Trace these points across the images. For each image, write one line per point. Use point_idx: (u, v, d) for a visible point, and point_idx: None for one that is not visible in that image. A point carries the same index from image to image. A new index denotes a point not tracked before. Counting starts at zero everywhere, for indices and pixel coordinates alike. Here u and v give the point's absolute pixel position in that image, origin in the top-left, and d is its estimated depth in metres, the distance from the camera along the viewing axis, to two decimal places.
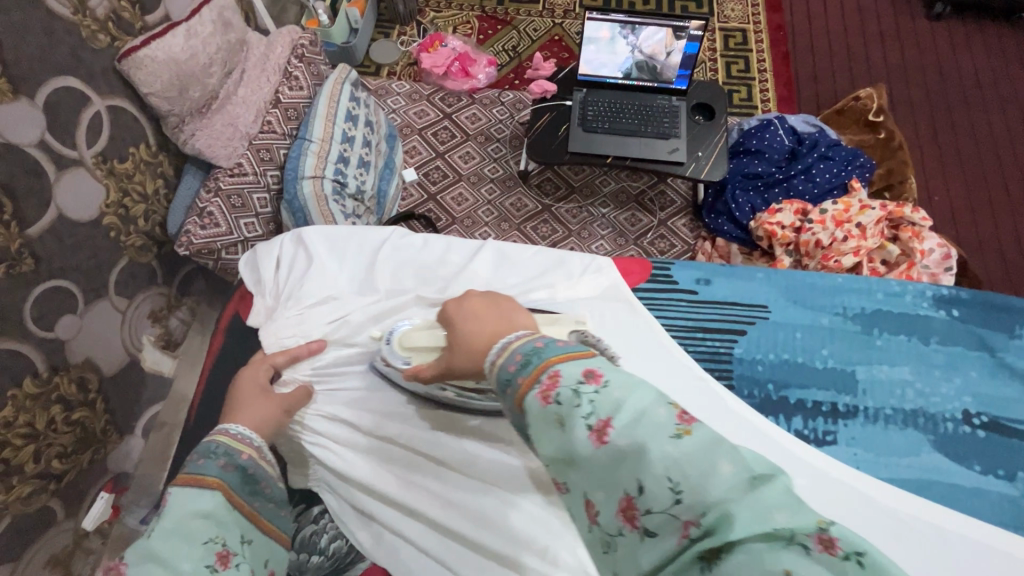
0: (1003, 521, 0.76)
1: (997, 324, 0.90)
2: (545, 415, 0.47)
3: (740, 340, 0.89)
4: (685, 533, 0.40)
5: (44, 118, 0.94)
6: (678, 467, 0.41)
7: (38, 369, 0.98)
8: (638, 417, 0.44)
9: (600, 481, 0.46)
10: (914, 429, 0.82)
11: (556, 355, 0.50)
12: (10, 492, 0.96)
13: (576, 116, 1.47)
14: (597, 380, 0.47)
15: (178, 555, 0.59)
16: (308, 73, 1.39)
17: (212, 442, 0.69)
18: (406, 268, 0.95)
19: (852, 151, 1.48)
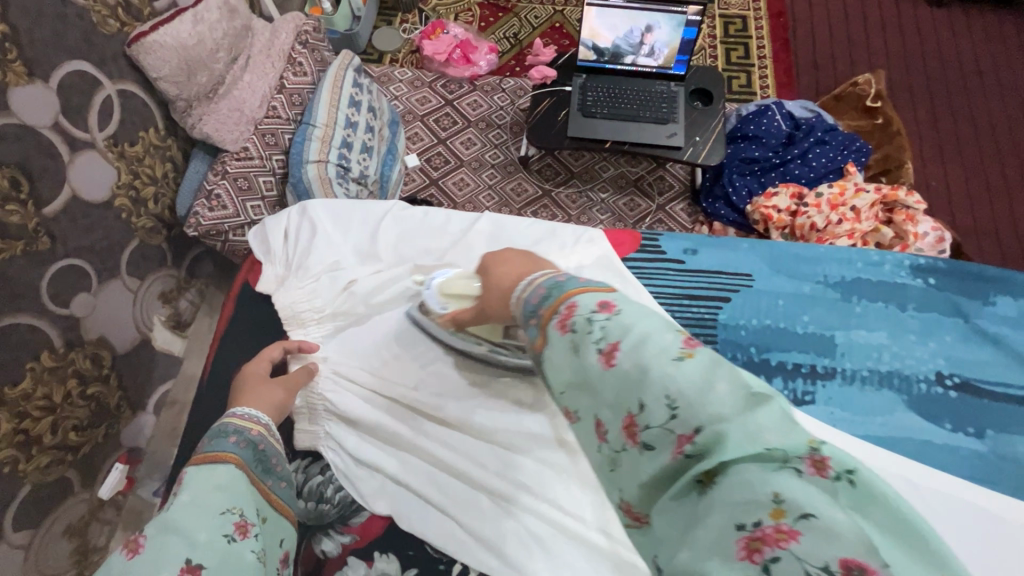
0: (972, 475, 0.80)
1: (972, 292, 0.93)
2: (562, 341, 0.55)
3: (725, 306, 0.92)
4: (680, 449, 0.45)
5: (58, 101, 0.97)
6: (676, 388, 0.46)
7: (55, 345, 1.02)
8: (642, 341, 0.50)
9: (607, 399, 0.51)
10: (889, 389, 0.86)
11: (576, 290, 0.58)
12: (30, 461, 1.01)
13: (575, 101, 1.48)
14: (608, 311, 0.54)
15: (195, 524, 0.62)
16: (311, 59, 1.41)
17: (223, 423, 0.72)
18: (407, 240, 0.99)
19: (848, 136, 1.50)
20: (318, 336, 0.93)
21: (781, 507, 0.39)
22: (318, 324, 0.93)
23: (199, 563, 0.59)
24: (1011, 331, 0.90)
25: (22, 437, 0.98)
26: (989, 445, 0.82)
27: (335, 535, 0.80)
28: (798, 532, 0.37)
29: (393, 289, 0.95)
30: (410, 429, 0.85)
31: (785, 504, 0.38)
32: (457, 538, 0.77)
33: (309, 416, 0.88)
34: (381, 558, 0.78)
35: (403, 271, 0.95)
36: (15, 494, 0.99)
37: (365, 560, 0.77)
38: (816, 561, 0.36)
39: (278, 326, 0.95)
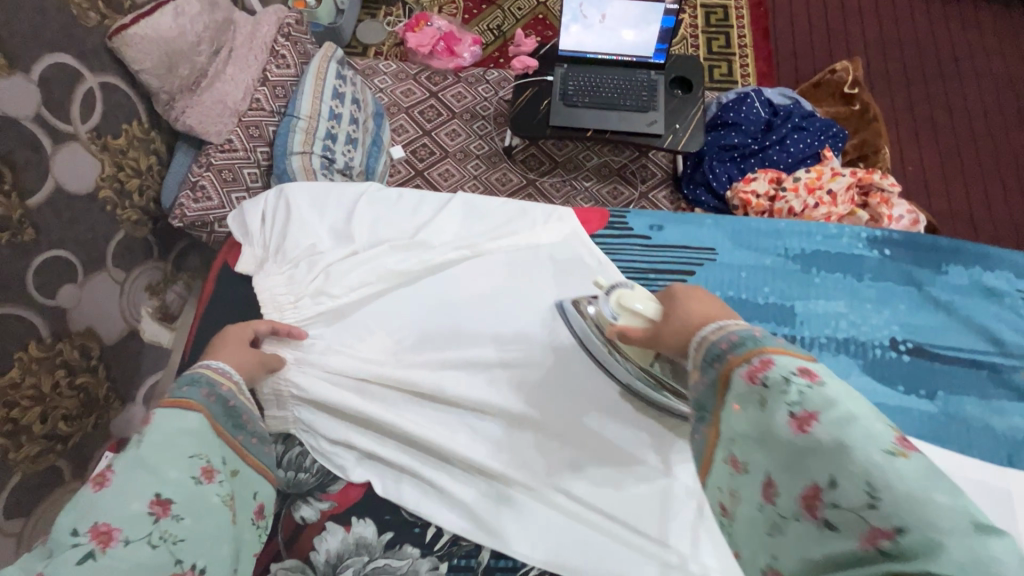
0: (923, 434, 0.84)
1: (926, 261, 0.96)
2: (748, 392, 0.49)
3: (690, 279, 0.95)
4: (872, 541, 0.39)
5: (40, 94, 0.98)
6: (880, 476, 0.40)
7: (42, 335, 1.03)
8: (848, 419, 0.43)
9: (785, 462, 0.46)
10: (845, 355, 0.89)
11: (774, 345, 0.51)
12: (19, 450, 1.02)
13: (557, 91, 1.50)
14: (811, 377, 0.47)
15: (166, 463, 0.66)
16: (294, 52, 1.42)
17: (198, 372, 0.75)
18: (383, 220, 1.01)
19: (824, 122, 1.54)
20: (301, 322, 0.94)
21: None
22: (297, 309, 0.91)
23: (168, 498, 0.64)
24: (961, 298, 0.93)
25: (11, 426, 0.99)
26: (939, 404, 0.86)
27: (314, 502, 0.83)
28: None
29: (366, 269, 0.94)
30: (380, 407, 0.86)
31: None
32: (429, 505, 0.82)
33: (279, 401, 0.87)
34: (358, 522, 0.81)
35: (380, 253, 0.96)
36: (6, 483, 1.00)
37: (343, 525, 0.81)
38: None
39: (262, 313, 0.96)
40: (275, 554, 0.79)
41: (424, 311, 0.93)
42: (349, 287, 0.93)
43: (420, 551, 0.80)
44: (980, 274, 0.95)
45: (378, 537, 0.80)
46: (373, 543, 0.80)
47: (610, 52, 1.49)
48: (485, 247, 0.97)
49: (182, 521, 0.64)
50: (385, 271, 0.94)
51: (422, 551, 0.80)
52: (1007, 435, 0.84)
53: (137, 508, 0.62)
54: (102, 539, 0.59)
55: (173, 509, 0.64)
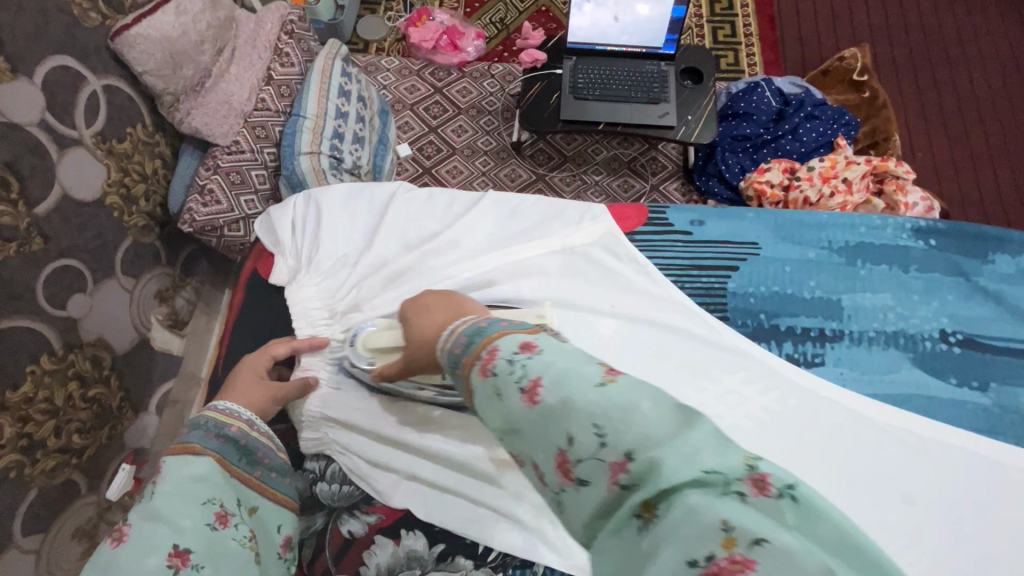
0: (977, 426, 0.83)
1: (970, 251, 0.95)
2: (485, 387, 0.50)
3: (734, 275, 0.93)
4: (614, 479, 0.42)
5: (43, 97, 0.95)
6: (603, 415, 0.43)
7: (54, 347, 1.01)
8: (563, 374, 0.47)
9: (538, 441, 0.47)
10: (895, 348, 0.88)
11: (497, 331, 0.54)
12: (35, 465, 0.99)
13: (567, 84, 1.48)
14: (530, 350, 0.50)
15: (178, 512, 0.63)
16: (298, 49, 1.39)
17: (201, 416, 0.72)
18: (414, 222, 0.99)
19: (837, 110, 1.52)
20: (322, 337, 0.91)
21: (732, 535, 0.36)
22: (325, 319, 0.91)
23: (186, 547, 0.61)
24: (1010, 287, 0.92)
25: (26, 441, 0.96)
26: (993, 396, 0.85)
27: (360, 515, 0.81)
28: (753, 563, 0.35)
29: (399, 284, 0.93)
30: (416, 428, 0.85)
31: (735, 533, 0.36)
32: (483, 521, 0.79)
33: (309, 422, 0.85)
34: (408, 535, 0.79)
35: (413, 259, 0.94)
36: (22, 499, 0.97)
37: (392, 538, 0.78)
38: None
39: (282, 319, 0.94)
40: (324, 571, 0.78)
41: None
42: (377, 306, 0.90)
43: (473, 562, 0.76)
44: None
45: (429, 550, 0.77)
46: (424, 555, 0.77)
47: (620, 45, 1.47)
48: (520, 252, 0.95)
49: (201, 571, 0.61)
50: (413, 278, 0.92)
51: (474, 563, 0.76)
52: None
53: (156, 562, 0.59)
54: None
55: (193, 559, 0.61)
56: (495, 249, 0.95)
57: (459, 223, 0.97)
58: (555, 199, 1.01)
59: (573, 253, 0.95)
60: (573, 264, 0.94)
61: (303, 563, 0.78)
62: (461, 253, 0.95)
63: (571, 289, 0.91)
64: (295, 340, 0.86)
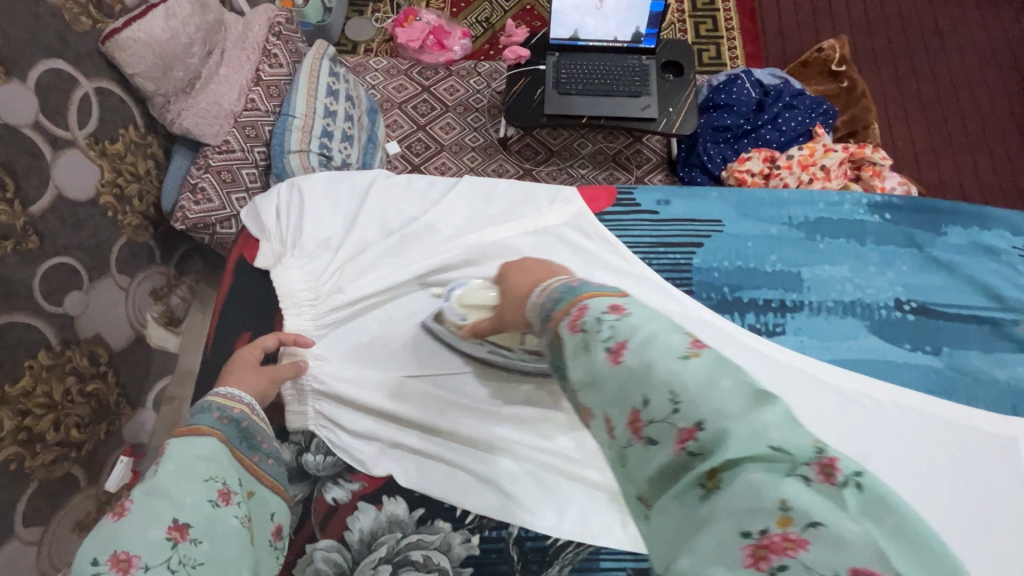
0: (930, 388, 0.87)
1: (926, 224, 0.98)
2: (573, 341, 0.51)
3: (698, 251, 0.96)
4: (682, 443, 0.44)
5: (37, 100, 0.98)
6: (679, 383, 0.45)
7: (51, 343, 1.03)
8: (648, 341, 0.48)
9: (611, 398, 0.48)
10: (852, 317, 0.92)
11: (588, 291, 0.54)
12: (35, 458, 1.02)
13: (550, 79, 1.51)
14: (619, 311, 0.50)
15: (179, 488, 0.65)
16: (286, 50, 1.42)
17: (207, 400, 0.74)
18: (394, 207, 1.02)
19: (814, 100, 1.56)
20: (309, 324, 0.93)
21: (788, 514, 0.37)
22: (315, 306, 0.94)
23: (186, 521, 0.63)
24: (961, 257, 0.96)
25: (25, 434, 0.99)
26: (945, 359, 0.90)
27: (343, 483, 0.84)
28: (807, 542, 0.37)
29: (381, 269, 0.97)
30: (398, 399, 0.88)
31: (792, 513, 0.37)
32: (462, 489, 0.83)
33: (300, 397, 0.88)
34: (389, 501, 0.83)
35: (393, 244, 0.98)
36: (23, 492, 1.00)
37: (374, 504, 0.83)
38: (826, 570, 0.36)
39: (270, 310, 0.96)
40: (309, 536, 0.81)
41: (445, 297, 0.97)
42: (362, 288, 0.95)
43: (451, 525, 0.81)
44: (979, 234, 0.98)
45: (409, 514, 0.82)
46: (405, 520, 0.81)
47: (600, 39, 1.50)
48: (496, 233, 0.98)
49: (199, 544, 0.63)
50: (395, 264, 0.97)
51: (453, 526, 0.81)
52: (1009, 385, 0.88)
53: (156, 535, 0.61)
54: (121, 566, 0.58)
55: (192, 533, 0.63)
56: (470, 232, 0.99)
57: (433, 209, 1.01)
58: (527, 183, 1.04)
59: (546, 234, 0.99)
60: (545, 244, 0.98)
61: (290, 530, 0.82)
62: (439, 239, 0.99)
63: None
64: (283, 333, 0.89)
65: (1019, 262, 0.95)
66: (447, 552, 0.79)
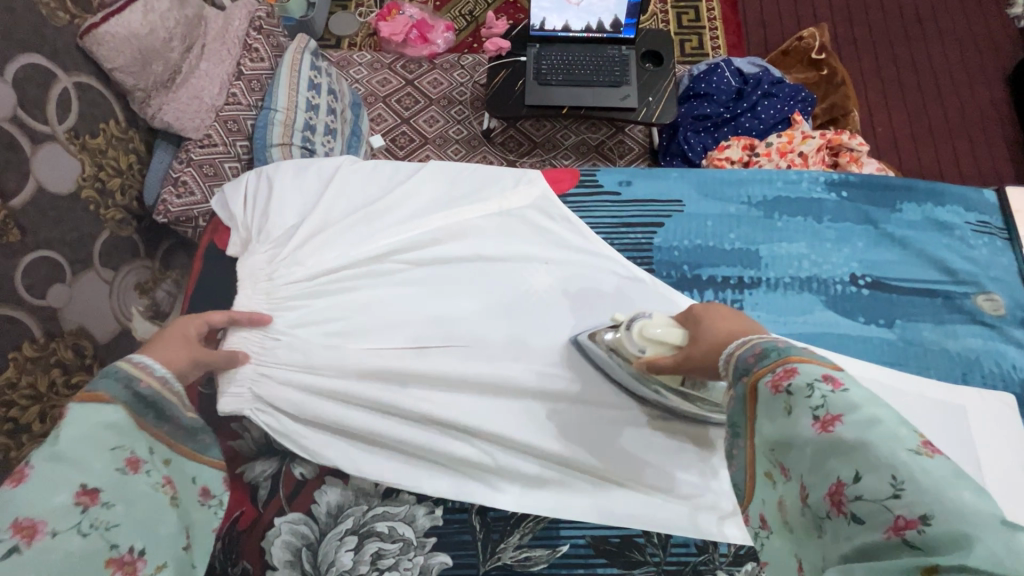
0: (884, 360, 0.89)
1: (881, 201, 1.00)
2: (774, 400, 0.52)
3: (659, 231, 0.99)
4: (896, 530, 0.43)
5: (15, 94, 0.99)
6: (905, 471, 0.44)
7: (35, 335, 1.05)
8: (872, 423, 0.47)
9: (812, 467, 0.50)
10: (809, 292, 0.94)
11: (798, 354, 0.53)
12: (20, 448, 1.03)
13: (530, 70, 1.52)
14: (836, 384, 0.50)
15: (88, 456, 0.64)
16: (268, 44, 1.43)
17: (113, 366, 0.72)
18: (360, 190, 1.04)
19: (794, 87, 1.57)
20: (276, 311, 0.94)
21: None
22: (274, 279, 0.94)
23: (95, 487, 0.63)
24: (915, 232, 0.98)
25: (11, 425, 1.01)
26: (898, 332, 0.91)
27: (310, 459, 0.86)
28: None
29: (342, 247, 0.97)
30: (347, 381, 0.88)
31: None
32: (418, 471, 0.85)
33: (233, 378, 0.88)
34: (354, 476, 0.85)
35: (356, 221, 0.99)
36: None
37: (340, 479, 0.85)
38: None
39: None
40: (278, 510, 0.83)
41: (403, 280, 0.97)
42: (321, 263, 0.96)
43: (415, 497, 0.84)
44: (934, 211, 1.00)
45: (375, 487, 0.84)
46: (371, 492, 0.84)
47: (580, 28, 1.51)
48: (462, 214, 1.01)
49: (113, 508, 0.63)
50: (356, 242, 0.97)
51: (417, 498, 0.84)
52: (960, 355, 0.90)
53: (62, 500, 0.60)
54: (26, 534, 0.57)
55: (103, 497, 0.63)
56: (434, 212, 1.00)
57: (398, 191, 1.02)
58: (492, 167, 1.06)
59: (511, 215, 1.01)
60: (509, 226, 1.00)
61: (260, 503, 0.84)
62: (401, 218, 1.00)
63: (505, 247, 0.98)
64: (235, 311, 0.89)
65: (971, 237, 0.98)
66: (411, 522, 0.82)
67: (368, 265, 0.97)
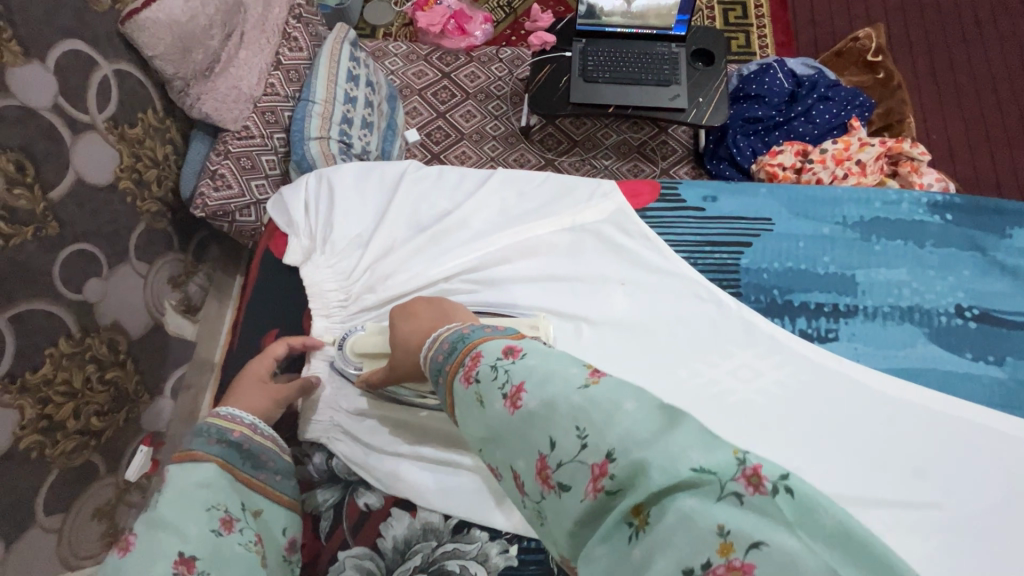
0: (994, 402, 0.85)
1: (988, 226, 0.96)
2: (468, 394, 0.54)
3: (746, 251, 0.94)
4: (597, 485, 0.43)
5: (55, 82, 0.95)
6: (584, 415, 0.45)
7: (71, 331, 1.02)
8: (544, 379, 0.50)
9: (518, 450, 0.50)
10: (910, 323, 0.90)
11: (479, 338, 0.58)
12: (56, 446, 1.01)
13: (576, 67, 1.46)
14: (513, 355, 0.53)
15: (185, 520, 0.64)
16: (306, 34, 1.40)
17: (203, 422, 0.72)
18: (426, 200, 1.01)
19: (851, 92, 1.50)
20: (335, 324, 0.93)
21: (728, 540, 0.36)
22: (346, 308, 0.93)
23: (193, 554, 0.61)
24: None
25: (46, 423, 0.98)
26: (1009, 371, 0.87)
27: (376, 489, 0.83)
28: (752, 566, 0.35)
29: (414, 263, 0.94)
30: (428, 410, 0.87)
31: (732, 538, 0.36)
32: (495, 501, 0.81)
33: (313, 407, 0.88)
34: (424, 508, 0.81)
35: (426, 241, 0.95)
36: (44, 479, 0.99)
37: (408, 510, 0.81)
38: None
39: (290, 308, 0.96)
40: (342, 543, 0.79)
41: (470, 299, 0.90)
42: (391, 288, 0.92)
43: (489, 534, 0.79)
44: None
45: (445, 522, 0.80)
46: (441, 527, 0.80)
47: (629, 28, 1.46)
48: (532, 230, 0.96)
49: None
50: (430, 259, 0.94)
51: (490, 535, 0.79)
52: None
53: (162, 569, 0.59)
54: None
55: (200, 565, 0.61)
56: (504, 228, 0.96)
57: (468, 202, 0.99)
58: (564, 177, 1.02)
59: (584, 231, 0.96)
60: (584, 244, 0.95)
61: (322, 534, 0.80)
62: (470, 233, 0.96)
63: (579, 266, 0.93)
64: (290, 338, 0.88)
65: None
66: (484, 562, 0.77)
67: (443, 285, 0.92)
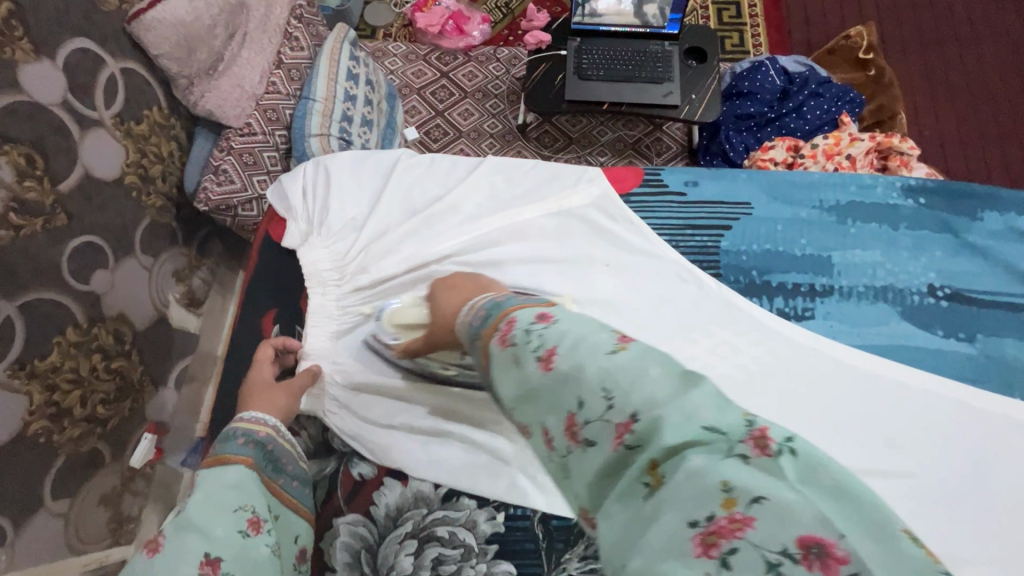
0: (963, 376, 0.87)
1: (961, 209, 0.98)
2: (504, 356, 0.55)
3: (726, 234, 0.97)
4: (619, 439, 0.45)
5: (64, 79, 0.99)
6: (612, 379, 0.48)
7: (78, 320, 1.05)
8: (577, 343, 0.51)
9: (549, 407, 0.51)
10: (883, 303, 0.92)
11: (516, 305, 0.60)
12: (63, 432, 1.04)
13: (571, 65, 1.49)
14: (547, 320, 0.56)
15: (212, 521, 0.66)
16: (307, 33, 1.43)
17: (231, 427, 0.75)
18: (418, 186, 1.04)
19: (842, 88, 1.53)
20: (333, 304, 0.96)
21: (731, 494, 0.38)
22: (341, 289, 0.97)
23: (218, 556, 0.63)
24: (998, 243, 0.95)
25: (54, 409, 1.01)
26: (980, 347, 0.89)
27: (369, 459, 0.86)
28: (752, 518, 0.37)
29: (407, 249, 0.96)
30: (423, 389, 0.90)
31: (735, 492, 0.38)
32: (482, 473, 0.83)
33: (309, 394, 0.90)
34: (415, 478, 0.83)
35: (418, 224, 0.99)
36: (52, 464, 1.02)
37: (400, 480, 0.84)
38: (773, 546, 0.36)
39: (291, 297, 0.99)
40: (336, 510, 0.83)
41: None
42: (383, 270, 0.95)
43: (477, 502, 0.81)
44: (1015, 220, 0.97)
45: (435, 490, 0.82)
46: (431, 496, 0.82)
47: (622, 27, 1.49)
48: (520, 215, 0.99)
49: None
50: (423, 244, 0.97)
51: (478, 504, 0.81)
52: None
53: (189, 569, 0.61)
54: None
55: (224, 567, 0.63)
56: (492, 213, 0.99)
57: (458, 188, 1.02)
58: (552, 164, 1.04)
59: (570, 216, 0.99)
60: (571, 227, 0.98)
61: (318, 504, 0.83)
62: (459, 219, 0.99)
63: (565, 249, 0.96)
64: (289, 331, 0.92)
65: None
66: (472, 529, 0.79)
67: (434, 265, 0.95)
